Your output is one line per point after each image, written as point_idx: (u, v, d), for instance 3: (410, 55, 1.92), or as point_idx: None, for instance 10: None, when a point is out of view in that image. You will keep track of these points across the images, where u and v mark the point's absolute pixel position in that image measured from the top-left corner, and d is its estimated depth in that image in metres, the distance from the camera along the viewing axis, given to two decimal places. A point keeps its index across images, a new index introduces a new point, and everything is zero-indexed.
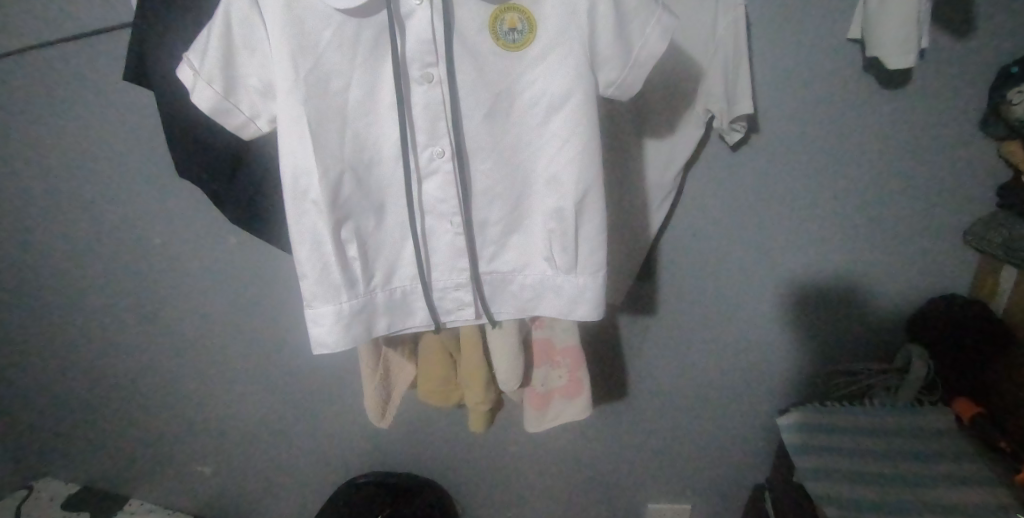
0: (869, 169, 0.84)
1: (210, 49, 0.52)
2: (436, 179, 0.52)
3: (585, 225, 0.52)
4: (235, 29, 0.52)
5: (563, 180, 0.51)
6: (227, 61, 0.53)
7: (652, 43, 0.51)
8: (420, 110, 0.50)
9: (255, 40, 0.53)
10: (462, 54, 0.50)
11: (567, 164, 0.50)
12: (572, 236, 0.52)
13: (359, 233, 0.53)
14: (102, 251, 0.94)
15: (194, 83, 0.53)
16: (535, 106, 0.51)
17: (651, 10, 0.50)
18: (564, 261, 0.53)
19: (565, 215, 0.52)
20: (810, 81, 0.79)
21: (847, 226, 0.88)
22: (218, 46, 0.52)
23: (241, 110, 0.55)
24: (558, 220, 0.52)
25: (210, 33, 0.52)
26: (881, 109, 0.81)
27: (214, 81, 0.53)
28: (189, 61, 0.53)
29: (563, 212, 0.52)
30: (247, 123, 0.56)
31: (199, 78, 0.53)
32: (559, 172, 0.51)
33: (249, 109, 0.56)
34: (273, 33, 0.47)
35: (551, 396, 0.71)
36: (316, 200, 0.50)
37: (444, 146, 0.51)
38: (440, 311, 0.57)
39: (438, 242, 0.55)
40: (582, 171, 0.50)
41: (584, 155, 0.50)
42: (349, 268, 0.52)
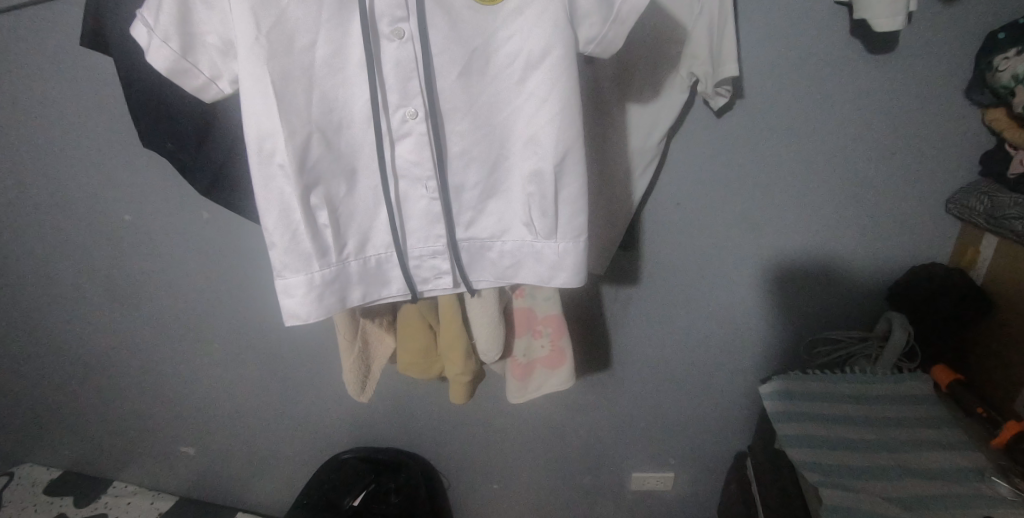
0: (855, 137, 0.83)
1: (166, 4, 0.49)
2: (409, 141, 0.50)
3: (565, 188, 0.50)
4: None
5: (542, 141, 0.49)
6: (184, 17, 0.50)
7: None
8: (391, 69, 0.48)
9: None
10: (434, 8, 0.47)
11: (546, 123, 0.48)
12: (551, 199, 0.50)
13: (330, 199, 0.50)
14: (67, 228, 0.90)
15: (149, 41, 0.50)
16: (511, 63, 0.49)
17: None
18: (544, 226, 0.51)
19: (544, 178, 0.50)
20: (797, 45, 0.77)
21: (831, 195, 0.88)
22: (174, 1, 0.49)
23: (200, 71, 0.52)
24: (538, 183, 0.50)
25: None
26: (868, 75, 0.79)
27: (171, 38, 0.50)
28: (143, 18, 0.50)
29: (543, 174, 0.50)
30: (208, 85, 0.53)
31: (154, 36, 0.49)
32: (538, 132, 0.49)
33: (209, 70, 0.52)
34: None
35: (533, 365, 0.70)
36: (282, 164, 0.48)
37: (417, 106, 0.49)
38: (417, 281, 0.54)
39: (413, 208, 0.52)
40: (561, 131, 0.48)
41: (563, 115, 0.48)
42: (320, 236, 0.50)
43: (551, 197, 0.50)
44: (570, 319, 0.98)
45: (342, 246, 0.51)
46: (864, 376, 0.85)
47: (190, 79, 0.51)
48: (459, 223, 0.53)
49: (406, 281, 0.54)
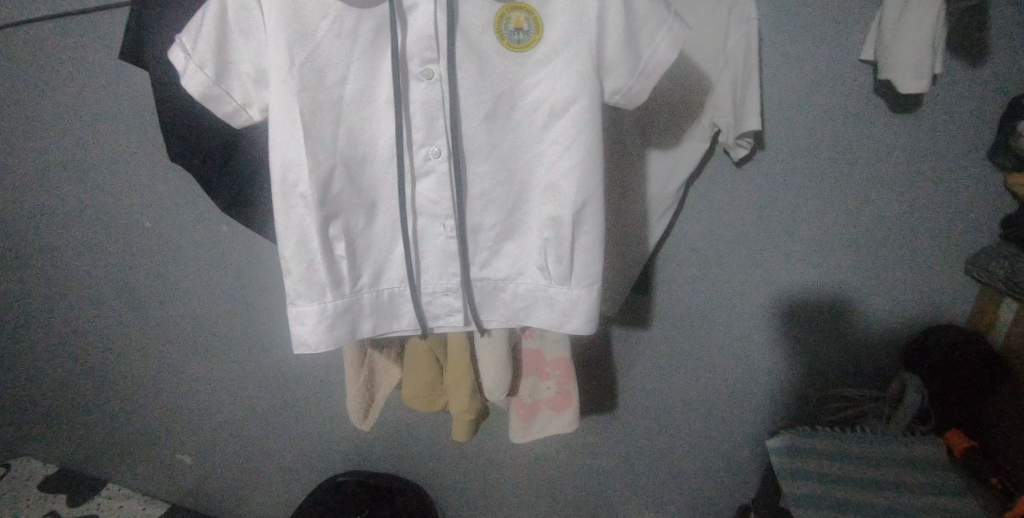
0: (874, 194, 0.83)
1: (205, 32, 0.50)
2: (431, 179, 0.50)
3: (583, 236, 0.50)
4: (230, 12, 0.50)
5: (562, 188, 0.49)
6: (221, 46, 0.51)
7: (661, 52, 0.49)
8: (418, 108, 0.49)
9: (252, 25, 0.51)
10: (464, 51, 0.48)
11: (568, 171, 0.49)
12: (568, 246, 0.50)
13: (348, 231, 0.51)
14: (90, 233, 0.92)
15: (185, 66, 0.51)
16: (538, 109, 0.49)
17: (662, 17, 0.49)
18: (559, 271, 0.51)
19: (561, 224, 0.50)
20: (818, 100, 0.78)
21: (849, 250, 0.87)
22: (214, 30, 0.50)
23: (232, 97, 0.53)
24: (556, 229, 0.50)
25: (205, 14, 0.50)
26: (890, 134, 0.79)
27: (207, 65, 0.51)
28: (181, 44, 0.51)
29: (561, 220, 0.50)
30: (238, 111, 0.54)
31: (191, 62, 0.51)
32: (558, 179, 0.49)
33: (240, 97, 0.53)
34: (269, 20, 0.46)
35: (538, 406, 0.70)
36: (305, 195, 0.49)
37: (440, 145, 0.49)
38: (428, 316, 0.54)
39: (429, 244, 0.52)
40: (583, 180, 0.48)
41: (585, 164, 0.48)
42: (336, 266, 0.50)
43: (567, 244, 0.50)
44: (577, 357, 0.97)
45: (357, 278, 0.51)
46: (878, 437, 0.83)
47: (222, 104, 0.52)
48: (474, 261, 0.54)
49: (417, 316, 0.54)
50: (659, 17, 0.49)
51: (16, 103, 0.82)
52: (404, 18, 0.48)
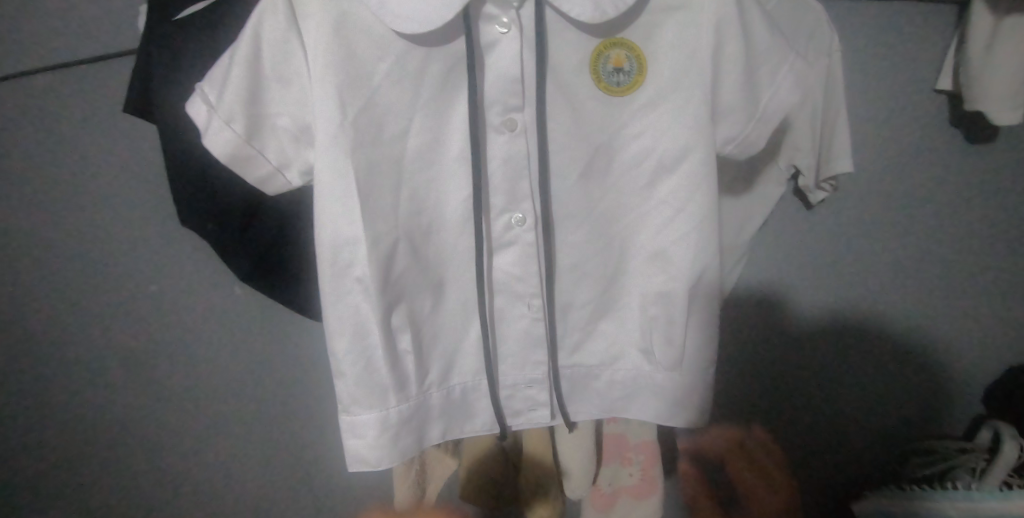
0: (956, 235, 0.75)
1: (232, 78, 0.41)
2: (512, 250, 0.42)
3: (697, 313, 0.42)
4: (265, 54, 0.41)
5: (671, 259, 0.41)
6: (253, 94, 0.41)
7: (783, 92, 0.42)
8: (498, 166, 0.40)
9: (291, 68, 0.41)
10: (555, 96, 0.40)
11: (681, 238, 0.41)
12: (681, 328, 0.42)
13: (413, 318, 0.42)
14: (21, 327, 0.72)
15: (208, 122, 0.41)
16: (640, 164, 0.41)
17: (783, 53, 0.41)
18: (667, 357, 0.43)
19: (673, 301, 0.42)
20: (897, 134, 0.70)
21: (930, 296, 0.78)
22: (243, 74, 0.41)
23: (267, 158, 0.43)
24: (663, 306, 0.42)
25: (231, 56, 0.41)
26: (972, 169, 0.72)
27: (234, 119, 0.41)
28: (202, 94, 0.42)
29: (672, 295, 0.42)
30: (274, 174, 0.44)
31: (214, 116, 0.41)
32: (667, 248, 0.42)
33: (277, 157, 0.43)
34: (316, 63, 0.37)
35: (618, 495, 0.59)
36: (361, 278, 0.40)
37: (526, 211, 0.41)
38: (507, 414, 0.46)
39: (510, 328, 0.44)
40: (700, 248, 0.40)
41: (702, 230, 0.40)
42: (400, 364, 0.41)
43: (681, 323, 0.42)
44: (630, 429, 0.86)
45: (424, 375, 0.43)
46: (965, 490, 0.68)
47: (255, 168, 0.43)
48: (561, 344, 0.45)
49: (493, 415, 0.45)
50: (780, 51, 0.41)
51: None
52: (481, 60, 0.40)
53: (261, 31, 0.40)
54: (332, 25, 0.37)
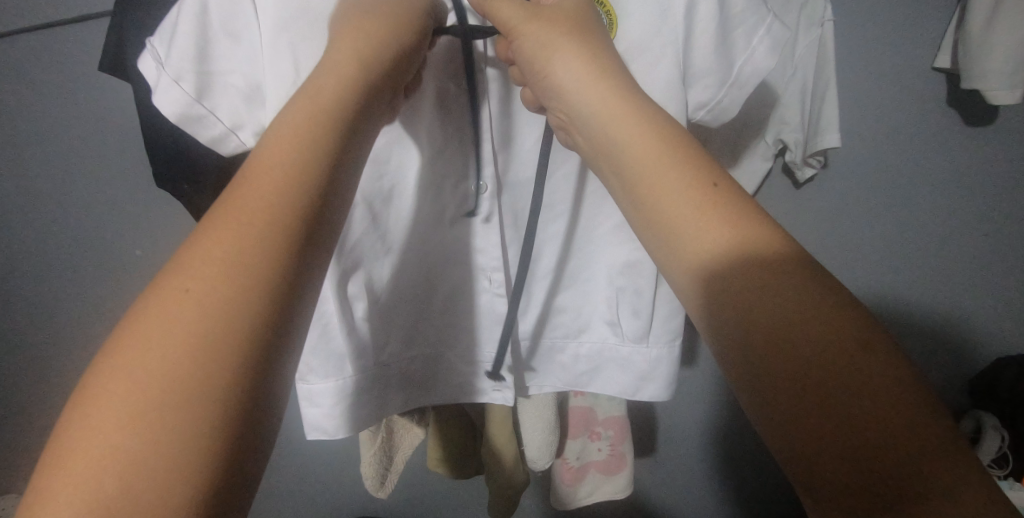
0: (946, 220, 0.73)
1: (178, 36, 0.39)
2: (470, 218, 0.43)
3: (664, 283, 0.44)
4: (214, 8, 0.40)
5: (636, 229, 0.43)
6: (201, 52, 0.40)
7: (759, 57, 0.40)
8: (455, 130, 0.41)
9: (240, 25, 0.40)
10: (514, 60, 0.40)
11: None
12: (646, 299, 0.44)
13: (369, 288, 0.43)
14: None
15: (157, 78, 0.40)
16: None
17: (761, 14, 0.40)
18: (634, 328, 0.45)
19: (638, 269, 0.44)
20: (892, 112, 0.69)
21: (918, 280, 0.77)
22: (190, 33, 0.39)
23: (220, 118, 0.41)
24: (632, 276, 0.44)
25: (181, 8, 0.39)
26: (968, 152, 0.70)
27: (183, 77, 0.39)
28: (154, 52, 0.40)
29: (639, 265, 0.43)
30: (227, 136, 0.42)
31: (164, 73, 0.40)
32: None
33: (230, 117, 0.41)
34: (268, 20, 0.37)
35: (585, 469, 0.59)
36: None
37: (483, 178, 0.42)
38: (471, 385, 0.48)
39: (471, 301, 0.46)
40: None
41: None
42: (364, 328, 0.43)
43: (649, 293, 0.44)
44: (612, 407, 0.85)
45: (379, 341, 0.45)
46: None
47: (206, 128, 0.41)
48: (525, 316, 0.48)
49: (461, 383, 0.48)
50: (758, 13, 0.40)
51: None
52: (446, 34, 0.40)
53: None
54: None
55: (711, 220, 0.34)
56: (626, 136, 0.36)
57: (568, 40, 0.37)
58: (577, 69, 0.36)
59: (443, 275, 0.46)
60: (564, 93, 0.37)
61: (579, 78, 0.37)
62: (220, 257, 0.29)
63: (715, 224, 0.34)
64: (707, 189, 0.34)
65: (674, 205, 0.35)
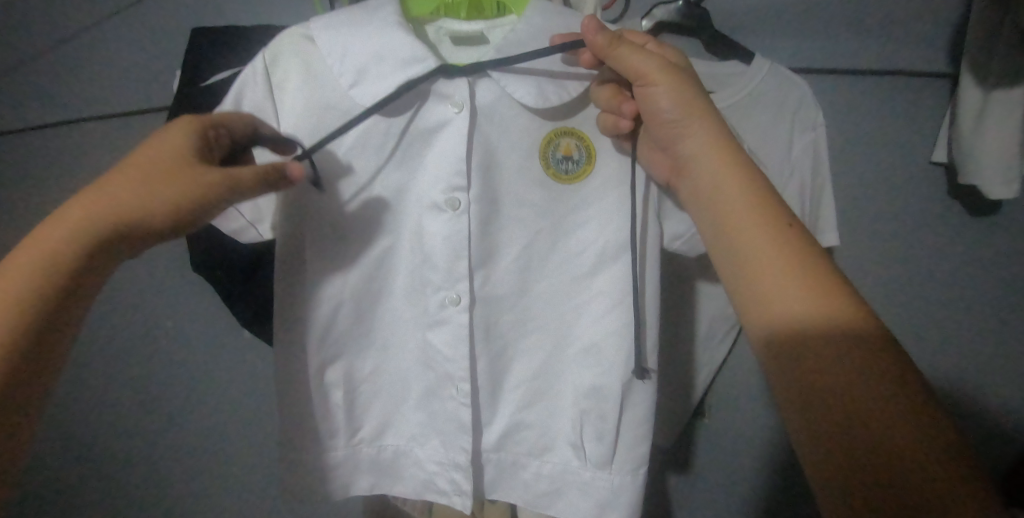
0: (970, 307, 0.72)
1: None
2: (446, 329, 0.45)
3: (631, 407, 0.46)
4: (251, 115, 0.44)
5: (606, 349, 0.46)
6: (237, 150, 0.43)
7: None
8: (438, 240, 0.44)
9: (269, 135, 0.45)
10: (489, 186, 0.45)
11: (611, 332, 0.46)
12: (611, 421, 0.46)
13: (348, 377, 0.47)
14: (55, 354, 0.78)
15: None
16: (576, 260, 0.47)
17: None
18: (598, 450, 0.47)
19: (604, 393, 0.46)
20: (895, 207, 0.71)
21: (949, 370, 0.74)
22: None
23: (242, 213, 0.44)
24: (596, 402, 0.47)
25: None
26: (980, 240, 0.70)
27: None
28: None
29: (604, 389, 0.46)
30: (246, 228, 0.44)
31: None
32: (601, 341, 0.47)
33: (252, 213, 0.44)
34: (284, 142, 0.45)
35: None
36: (304, 332, 0.46)
37: (459, 292, 0.44)
38: (433, 489, 0.47)
39: (441, 405, 0.47)
40: (630, 348, 0.46)
41: (630, 327, 0.46)
42: (329, 417, 0.47)
43: (611, 421, 0.46)
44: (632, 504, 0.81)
45: (339, 425, 0.47)
46: None
47: (228, 219, 0.44)
48: (490, 424, 0.49)
49: (420, 484, 0.48)
50: None
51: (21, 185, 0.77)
52: (422, 156, 0.46)
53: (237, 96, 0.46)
54: (304, 107, 0.45)
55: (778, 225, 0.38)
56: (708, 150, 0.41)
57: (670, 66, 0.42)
58: (678, 102, 0.42)
59: (413, 372, 0.48)
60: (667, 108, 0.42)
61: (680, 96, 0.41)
62: (55, 241, 0.35)
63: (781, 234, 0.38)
64: (772, 200, 0.39)
65: (740, 209, 0.39)
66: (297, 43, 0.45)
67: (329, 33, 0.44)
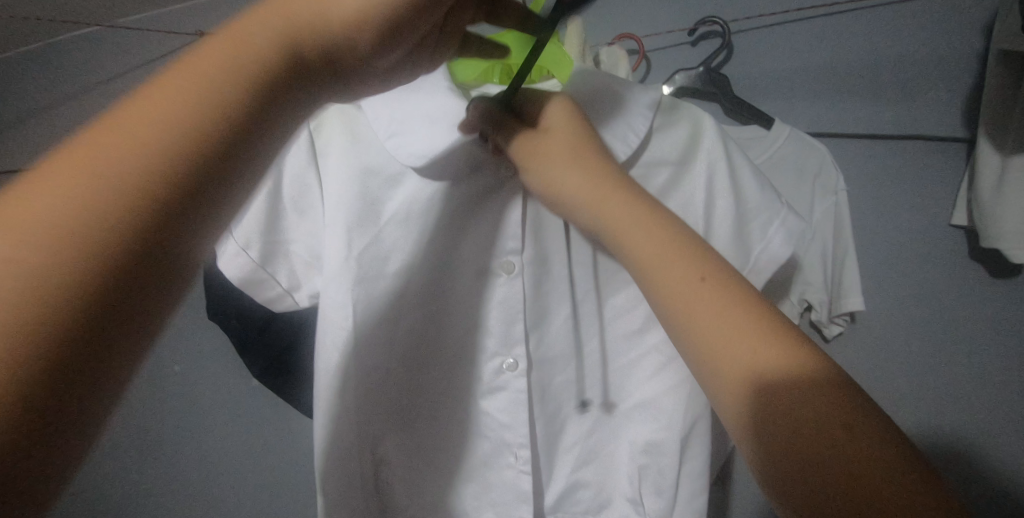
0: (1001, 371, 0.69)
1: (251, 207, 0.45)
2: (503, 395, 0.46)
3: (691, 463, 0.45)
4: (288, 187, 0.46)
5: (663, 405, 0.46)
6: (271, 224, 0.46)
7: (775, 246, 0.48)
8: (497, 307, 0.46)
9: (307, 201, 0.47)
10: (542, 249, 0.48)
11: (667, 389, 0.46)
12: (671, 479, 0.45)
13: (405, 449, 0.48)
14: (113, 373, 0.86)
15: (227, 246, 0.45)
16: (620, 318, 0.49)
17: (774, 209, 0.48)
18: (659, 507, 0.47)
19: (665, 450, 0.46)
20: (914, 266, 0.71)
21: (979, 436, 0.71)
22: (263, 206, 0.45)
23: (278, 282, 0.47)
24: (653, 456, 0.47)
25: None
26: (1009, 304, 0.68)
27: (251, 247, 0.45)
28: None
29: (662, 446, 0.46)
30: (282, 296, 0.48)
31: (232, 241, 0.45)
32: (657, 395, 0.47)
33: (287, 281, 0.47)
34: (329, 208, 0.45)
35: None
36: (350, 412, 0.43)
37: (516, 357, 0.45)
38: None
39: (497, 475, 0.47)
40: (686, 400, 0.45)
41: (688, 382, 0.45)
42: (387, 492, 0.47)
43: (671, 476, 0.45)
44: None
45: (397, 501, 0.48)
46: None
47: (265, 289, 0.46)
48: (547, 491, 0.50)
49: None
50: (772, 208, 0.49)
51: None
52: (471, 225, 0.47)
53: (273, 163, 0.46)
54: (347, 169, 0.45)
55: (703, 285, 0.36)
56: (622, 218, 0.40)
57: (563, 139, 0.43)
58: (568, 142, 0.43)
59: (468, 445, 0.48)
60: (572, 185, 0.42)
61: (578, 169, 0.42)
62: (89, 164, 0.25)
63: (709, 296, 0.36)
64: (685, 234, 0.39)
65: (661, 251, 0.38)
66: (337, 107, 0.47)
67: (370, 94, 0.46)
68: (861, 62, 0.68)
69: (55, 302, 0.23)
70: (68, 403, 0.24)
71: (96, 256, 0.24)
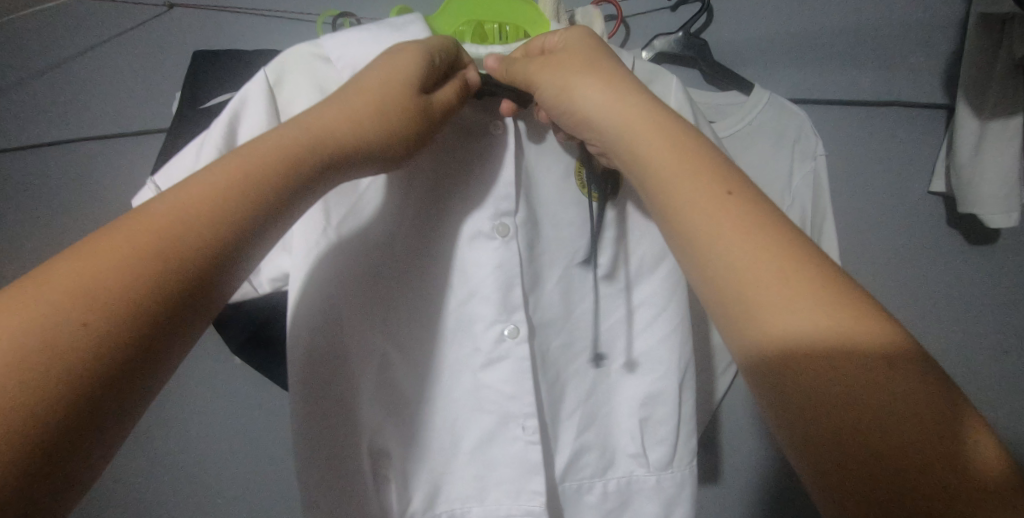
0: (966, 330, 0.73)
1: None
2: (504, 365, 0.46)
3: (686, 407, 0.48)
4: None
5: (655, 358, 0.49)
6: None
7: None
8: (494, 272, 0.45)
9: None
10: (530, 216, 0.48)
11: (659, 342, 0.48)
12: (671, 424, 0.48)
13: (402, 428, 0.47)
14: None
15: None
16: (610, 281, 0.49)
17: None
18: (660, 458, 0.49)
19: (662, 398, 0.48)
20: (894, 233, 0.72)
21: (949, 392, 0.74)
22: None
23: None
24: (653, 407, 0.49)
25: (204, 143, 0.45)
26: (976, 268, 0.72)
27: None
28: None
29: (659, 396, 0.48)
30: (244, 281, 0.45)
31: None
32: (648, 349, 0.49)
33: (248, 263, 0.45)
34: None
35: None
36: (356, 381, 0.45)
37: (516, 323, 0.45)
38: None
39: (500, 447, 0.47)
40: (678, 349, 0.48)
41: (676, 333, 0.48)
42: (383, 481, 0.47)
43: (671, 424, 0.48)
44: None
45: (393, 497, 0.47)
46: None
47: None
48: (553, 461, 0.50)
49: None
50: None
51: (25, 206, 0.78)
52: (457, 190, 0.46)
53: (240, 130, 0.46)
54: None
55: (746, 226, 0.34)
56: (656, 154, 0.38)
57: (592, 78, 0.41)
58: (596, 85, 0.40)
59: (467, 421, 0.48)
60: (596, 117, 0.40)
61: (606, 109, 0.40)
62: (139, 235, 0.31)
63: (755, 235, 0.33)
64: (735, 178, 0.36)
65: (708, 191, 0.36)
66: (308, 67, 0.47)
67: (344, 56, 0.46)
68: (844, 32, 0.68)
69: (87, 355, 0.28)
70: (42, 485, 0.27)
71: (103, 337, 0.29)
